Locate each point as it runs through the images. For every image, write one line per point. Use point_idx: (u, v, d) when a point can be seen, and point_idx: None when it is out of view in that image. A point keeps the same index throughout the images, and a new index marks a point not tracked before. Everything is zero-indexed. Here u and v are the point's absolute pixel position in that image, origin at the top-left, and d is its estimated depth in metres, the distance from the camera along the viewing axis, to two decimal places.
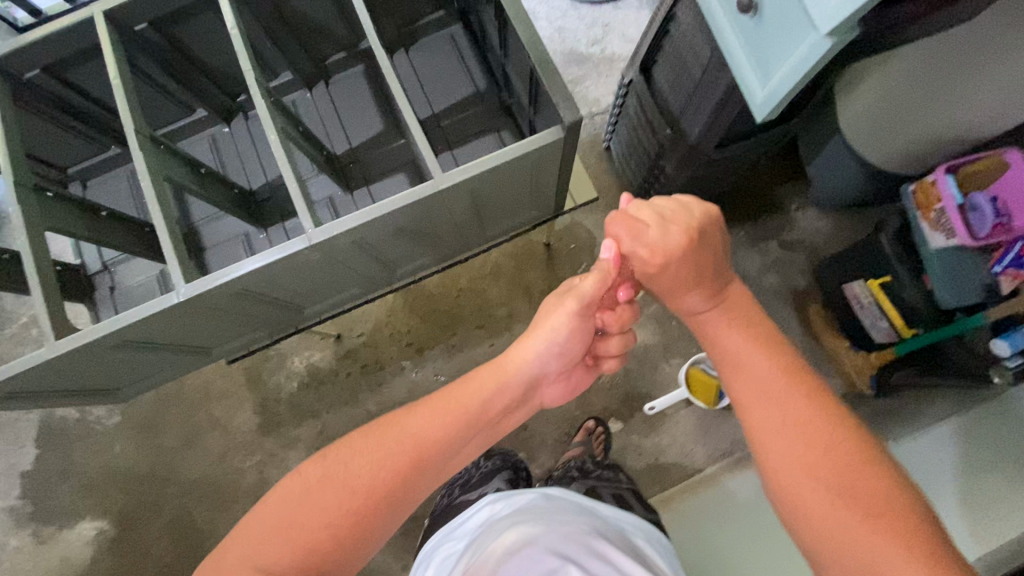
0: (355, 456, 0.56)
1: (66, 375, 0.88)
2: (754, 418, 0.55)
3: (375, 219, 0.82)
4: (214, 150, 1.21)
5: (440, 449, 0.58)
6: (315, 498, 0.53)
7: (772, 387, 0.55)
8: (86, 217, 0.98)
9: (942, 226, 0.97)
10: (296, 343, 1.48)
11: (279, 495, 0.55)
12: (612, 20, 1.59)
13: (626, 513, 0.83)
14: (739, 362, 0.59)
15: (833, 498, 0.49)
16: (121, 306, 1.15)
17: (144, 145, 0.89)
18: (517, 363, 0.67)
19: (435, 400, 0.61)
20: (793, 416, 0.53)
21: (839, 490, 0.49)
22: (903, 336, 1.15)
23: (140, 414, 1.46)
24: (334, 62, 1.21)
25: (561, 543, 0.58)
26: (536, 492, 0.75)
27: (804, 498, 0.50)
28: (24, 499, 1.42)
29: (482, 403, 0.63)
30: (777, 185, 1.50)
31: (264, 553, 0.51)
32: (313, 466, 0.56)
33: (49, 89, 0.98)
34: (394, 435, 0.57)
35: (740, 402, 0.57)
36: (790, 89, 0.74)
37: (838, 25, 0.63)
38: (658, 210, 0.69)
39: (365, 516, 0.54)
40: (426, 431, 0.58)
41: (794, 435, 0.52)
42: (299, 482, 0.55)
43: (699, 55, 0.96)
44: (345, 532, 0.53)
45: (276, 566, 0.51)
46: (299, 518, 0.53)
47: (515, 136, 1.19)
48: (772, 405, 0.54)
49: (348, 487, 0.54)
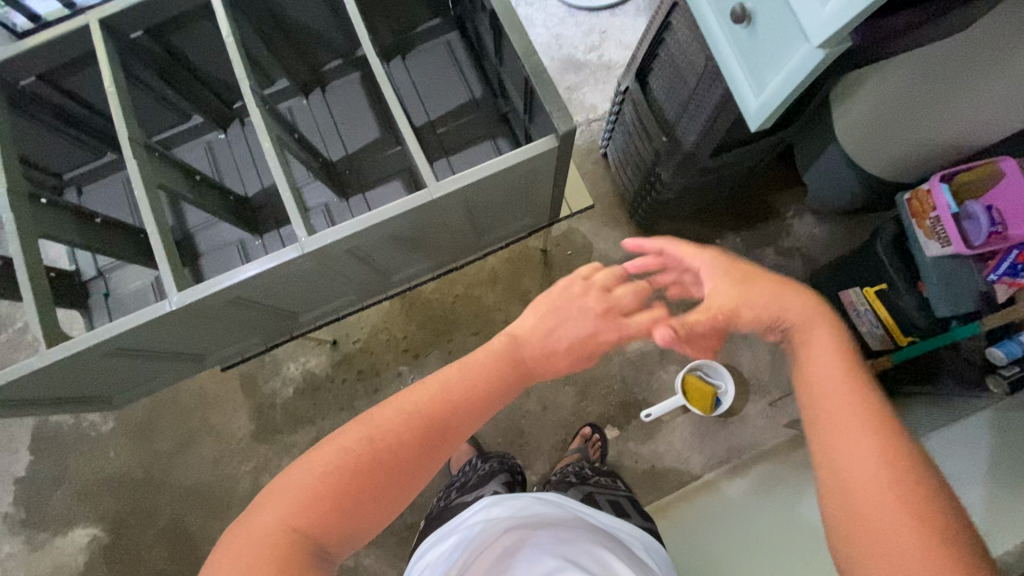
0: (400, 431, 0.53)
1: (58, 383, 0.88)
2: (837, 444, 0.46)
3: (388, 219, 0.82)
4: (210, 157, 1.21)
5: (471, 409, 0.57)
6: (358, 462, 0.51)
7: (870, 411, 0.46)
8: (81, 223, 0.98)
9: (938, 234, 0.96)
10: (293, 349, 1.47)
11: (317, 459, 0.51)
12: (608, 28, 1.59)
13: (622, 520, 0.82)
14: (826, 380, 0.50)
15: (935, 544, 0.39)
16: (115, 312, 1.15)
17: (139, 152, 0.89)
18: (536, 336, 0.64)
19: (472, 370, 0.59)
20: (890, 448, 0.44)
21: (942, 538, 0.39)
22: (898, 343, 1.16)
23: (135, 420, 1.45)
24: (331, 70, 1.22)
25: (563, 549, 0.57)
26: (531, 495, 0.75)
27: (896, 535, 0.40)
28: (18, 505, 1.41)
29: (514, 384, 0.61)
30: (774, 192, 1.50)
31: (301, 514, 0.47)
32: (357, 431, 0.52)
33: (45, 96, 0.98)
34: (439, 414, 0.55)
35: (825, 420, 0.47)
36: (782, 101, 0.75)
37: (830, 37, 0.63)
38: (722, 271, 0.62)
39: (402, 479, 0.52)
40: (466, 415, 0.56)
41: (896, 467, 0.42)
42: (339, 446, 0.51)
43: (694, 65, 0.96)
44: (377, 501, 0.51)
45: (316, 529, 0.47)
46: (340, 481, 0.49)
47: (512, 144, 1.19)
48: (871, 430, 0.45)
49: (394, 463, 0.52)
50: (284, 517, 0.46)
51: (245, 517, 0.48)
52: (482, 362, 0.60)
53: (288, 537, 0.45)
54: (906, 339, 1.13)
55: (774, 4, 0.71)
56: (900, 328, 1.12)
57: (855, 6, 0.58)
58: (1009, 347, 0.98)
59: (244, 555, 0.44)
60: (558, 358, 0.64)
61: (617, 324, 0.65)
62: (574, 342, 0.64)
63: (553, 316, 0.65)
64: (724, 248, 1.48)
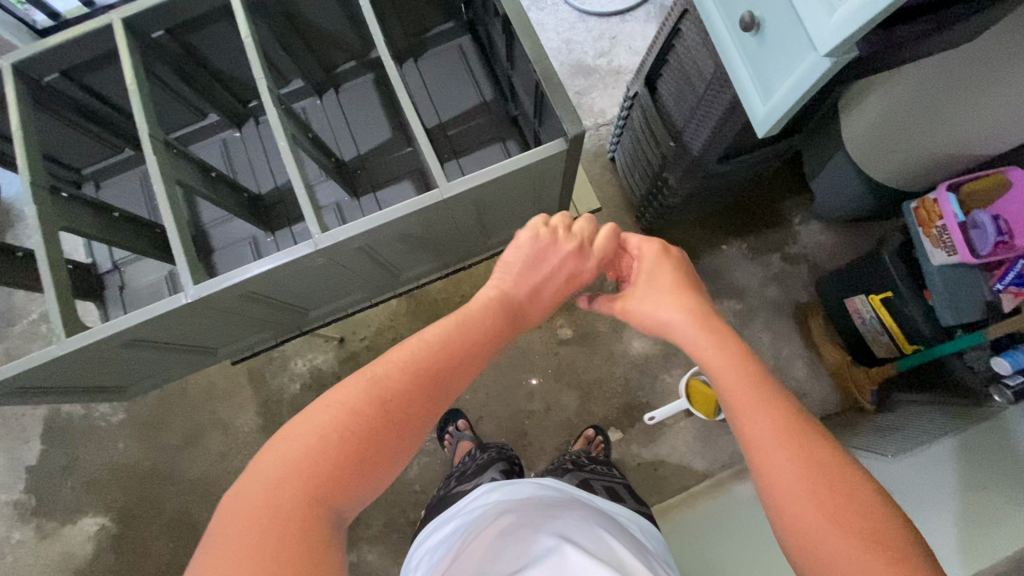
0: (409, 401, 0.55)
1: (76, 372, 0.90)
2: (767, 461, 0.49)
3: (401, 216, 0.83)
4: (224, 154, 1.23)
5: (462, 373, 0.60)
6: (362, 421, 0.52)
7: (791, 424, 0.50)
8: (99, 217, 1.00)
9: (944, 242, 0.96)
10: (300, 345, 1.49)
11: (321, 423, 0.51)
12: (618, 33, 1.61)
13: (622, 507, 0.84)
14: (744, 400, 0.53)
15: (870, 544, 0.43)
16: (129, 304, 1.17)
17: (158, 149, 0.91)
18: (517, 295, 0.69)
19: (464, 333, 0.62)
20: (811, 458, 0.48)
21: (865, 537, 0.43)
22: (903, 350, 1.18)
23: (145, 412, 1.48)
24: (344, 71, 1.24)
25: (555, 526, 0.58)
26: (530, 482, 0.77)
27: (826, 543, 0.44)
28: (28, 493, 1.44)
29: (502, 342, 0.65)
30: (781, 199, 1.51)
31: (317, 484, 0.48)
32: (358, 392, 0.53)
33: (67, 92, 1.01)
34: (440, 383, 0.58)
35: (750, 444, 0.51)
36: (790, 107, 0.76)
37: (838, 46, 0.64)
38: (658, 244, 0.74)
39: (401, 437, 0.54)
40: (464, 377, 0.60)
41: (816, 478, 0.47)
42: (340, 407, 0.52)
43: (703, 71, 0.97)
44: (387, 464, 0.54)
45: (334, 497, 0.49)
46: (343, 442, 0.51)
47: (521, 146, 1.21)
48: (790, 446, 0.49)
49: (402, 430, 0.54)
50: (303, 489, 0.47)
51: (247, 484, 0.48)
52: (471, 325, 0.63)
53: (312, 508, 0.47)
54: (911, 347, 1.15)
55: (784, 12, 0.71)
56: (903, 334, 1.14)
57: (864, 17, 0.59)
58: (1014, 358, 0.99)
59: (253, 518, 0.45)
60: (539, 307, 0.71)
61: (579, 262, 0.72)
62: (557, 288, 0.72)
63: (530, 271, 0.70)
64: (730, 253, 1.49)
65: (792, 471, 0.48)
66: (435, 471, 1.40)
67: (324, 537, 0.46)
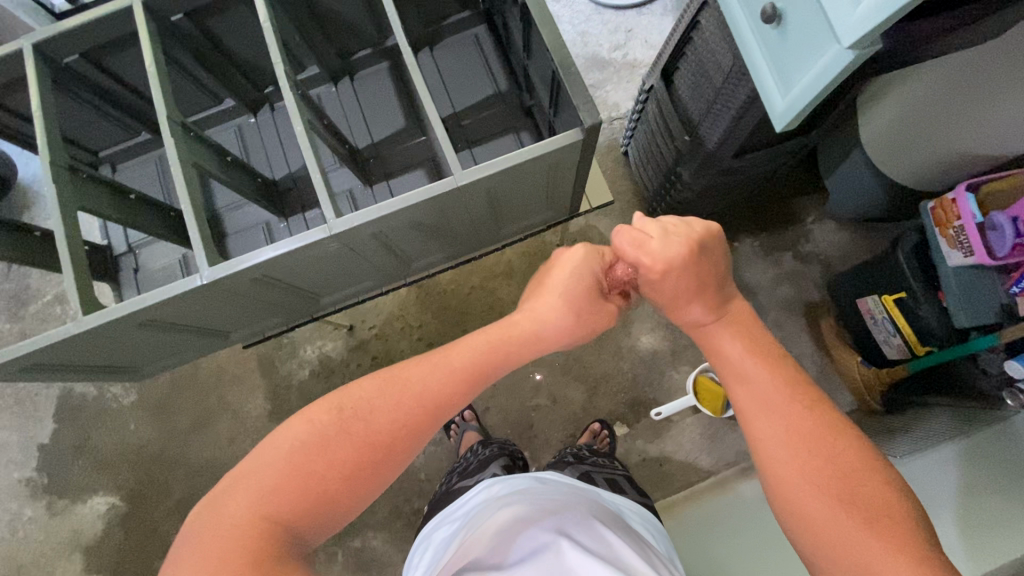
0: (374, 412, 0.54)
1: (91, 350, 0.91)
2: (756, 427, 0.55)
3: (404, 209, 0.83)
4: (239, 139, 1.24)
5: (451, 403, 0.57)
6: (331, 447, 0.52)
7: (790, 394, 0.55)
8: (116, 199, 1.01)
9: (961, 243, 0.94)
10: (309, 332, 1.50)
11: (287, 444, 0.52)
12: (635, 26, 1.60)
13: (625, 499, 0.85)
14: (742, 372, 0.58)
15: (842, 504, 0.49)
16: (143, 287, 1.19)
17: (176, 132, 0.91)
18: (524, 320, 0.64)
19: (452, 360, 0.59)
20: (797, 426, 0.53)
21: (839, 498, 0.49)
22: (915, 352, 1.15)
23: (155, 394, 1.49)
24: (360, 58, 1.24)
25: (546, 519, 0.58)
26: (529, 475, 0.77)
27: (804, 502, 0.50)
28: (40, 471, 1.46)
29: (498, 371, 0.61)
30: (795, 197, 1.50)
31: (273, 500, 0.49)
32: (327, 410, 0.54)
33: (86, 74, 1.02)
34: (414, 395, 0.56)
35: (742, 412, 0.57)
36: (809, 101, 0.75)
37: (861, 38, 0.64)
38: (662, 221, 0.64)
39: (378, 464, 0.54)
40: (450, 393, 0.57)
41: (796, 445, 0.52)
42: (309, 430, 0.53)
43: (721, 64, 0.96)
44: (357, 481, 0.53)
45: (291, 515, 0.50)
46: (310, 467, 0.51)
47: (535, 137, 1.20)
48: (777, 415, 0.54)
49: (366, 441, 0.53)
50: (255, 505, 0.49)
51: (216, 501, 0.50)
52: (462, 349, 0.60)
53: (260, 525, 0.48)
54: (923, 349, 1.13)
55: (807, 3, 0.71)
56: (916, 336, 1.12)
57: (889, 9, 0.58)
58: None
59: (219, 541, 0.47)
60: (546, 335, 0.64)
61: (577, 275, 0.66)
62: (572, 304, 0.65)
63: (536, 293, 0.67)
64: (742, 250, 1.48)
65: (775, 438, 0.54)
66: (441, 460, 1.41)
67: (270, 558, 0.47)
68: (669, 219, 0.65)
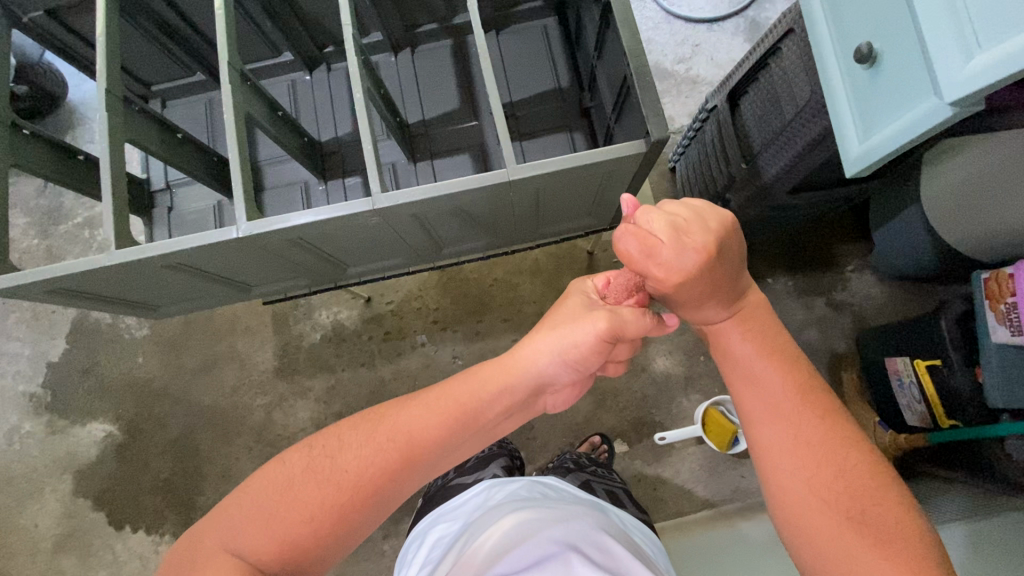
0: (342, 451, 0.56)
1: (116, 282, 0.90)
2: (762, 437, 0.57)
3: (442, 196, 0.81)
4: (292, 94, 1.23)
5: (430, 445, 0.58)
6: (298, 488, 0.54)
7: (808, 406, 0.56)
8: (164, 136, 1.01)
9: (1010, 321, 0.88)
10: (328, 297, 1.50)
11: (261, 483, 0.55)
12: (703, 41, 1.55)
13: (626, 515, 0.83)
14: (752, 375, 0.59)
15: (850, 524, 0.50)
16: (174, 226, 1.19)
17: (234, 79, 0.90)
18: (524, 364, 0.64)
19: (424, 408, 0.59)
20: (806, 437, 0.54)
21: (848, 515, 0.50)
22: (939, 423, 1.11)
23: (167, 332, 1.50)
24: (424, 32, 1.21)
25: (555, 530, 0.56)
26: (529, 481, 0.79)
27: (811, 518, 0.51)
28: (45, 388, 1.48)
29: (479, 421, 0.61)
30: (838, 242, 1.45)
31: (239, 537, 0.52)
32: (298, 453, 0.56)
33: (153, 6, 1.01)
34: (386, 430, 0.57)
35: (748, 416, 0.58)
36: (890, 151, 0.72)
37: (967, 97, 0.60)
38: (671, 218, 0.58)
39: (347, 506, 0.54)
40: (422, 426, 0.57)
41: (807, 458, 0.53)
42: (282, 470, 0.55)
43: (795, 96, 0.92)
44: (324, 525, 0.53)
45: (256, 557, 0.51)
46: (279, 510, 0.53)
47: (587, 140, 1.18)
48: (783, 423, 0.56)
49: (333, 480, 0.54)
50: (227, 544, 0.52)
51: (198, 535, 0.53)
52: (440, 396, 0.60)
53: (231, 561, 0.50)
54: (948, 422, 1.08)
55: (908, 49, 0.67)
56: (944, 409, 1.07)
57: (1004, 70, 0.54)
58: None
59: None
60: (550, 366, 0.64)
61: (581, 291, 0.70)
62: (586, 319, 0.65)
63: (544, 322, 0.68)
64: (774, 287, 1.44)
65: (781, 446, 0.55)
66: None
67: None
68: (677, 211, 0.59)
